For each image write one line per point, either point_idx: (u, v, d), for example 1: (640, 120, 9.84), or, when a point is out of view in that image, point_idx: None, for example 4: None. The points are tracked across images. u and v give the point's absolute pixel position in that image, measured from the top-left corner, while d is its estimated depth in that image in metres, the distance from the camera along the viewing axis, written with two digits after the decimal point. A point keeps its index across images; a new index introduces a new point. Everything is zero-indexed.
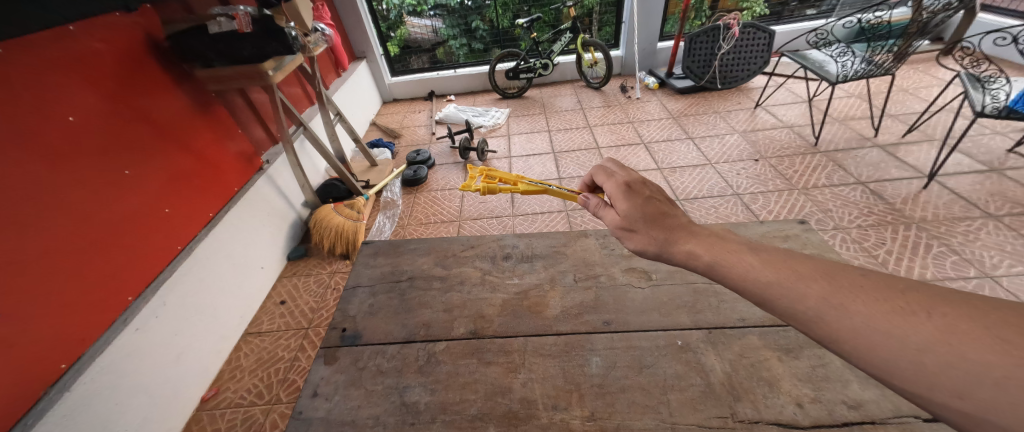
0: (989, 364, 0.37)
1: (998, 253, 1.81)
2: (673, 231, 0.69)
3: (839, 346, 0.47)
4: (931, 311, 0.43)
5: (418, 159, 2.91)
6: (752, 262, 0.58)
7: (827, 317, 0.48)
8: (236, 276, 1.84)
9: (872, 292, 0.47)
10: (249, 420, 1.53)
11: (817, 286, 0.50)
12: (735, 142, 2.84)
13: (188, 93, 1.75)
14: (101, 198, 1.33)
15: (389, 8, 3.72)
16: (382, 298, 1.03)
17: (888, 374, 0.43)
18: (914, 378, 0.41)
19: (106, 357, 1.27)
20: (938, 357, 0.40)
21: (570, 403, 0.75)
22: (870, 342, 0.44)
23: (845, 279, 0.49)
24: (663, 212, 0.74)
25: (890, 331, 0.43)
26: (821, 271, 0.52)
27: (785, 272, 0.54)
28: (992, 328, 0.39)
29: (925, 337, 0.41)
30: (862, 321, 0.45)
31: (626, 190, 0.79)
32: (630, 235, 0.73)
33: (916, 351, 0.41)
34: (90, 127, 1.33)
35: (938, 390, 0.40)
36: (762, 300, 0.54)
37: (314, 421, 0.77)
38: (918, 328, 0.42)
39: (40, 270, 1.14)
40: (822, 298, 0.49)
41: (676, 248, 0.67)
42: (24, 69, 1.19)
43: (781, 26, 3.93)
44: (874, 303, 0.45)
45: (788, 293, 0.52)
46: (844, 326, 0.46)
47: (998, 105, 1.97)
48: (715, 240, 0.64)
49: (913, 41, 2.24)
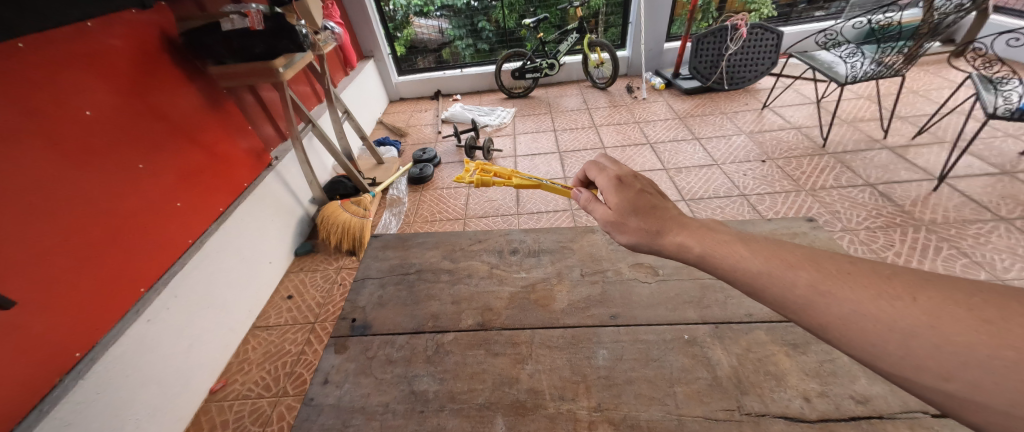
0: (972, 345, 0.38)
1: (1009, 256, 1.79)
2: (664, 222, 0.70)
3: (827, 333, 0.47)
4: (917, 295, 0.43)
5: (424, 158, 2.95)
6: (743, 253, 0.57)
7: (816, 305, 0.48)
8: (244, 270, 1.86)
9: (861, 278, 0.47)
10: (257, 412, 1.54)
11: (807, 273, 0.50)
12: (742, 142, 2.83)
13: (200, 89, 1.78)
14: (115, 189, 1.35)
15: (396, 8, 3.76)
16: (391, 290, 1.05)
17: (877, 359, 0.44)
18: (902, 362, 0.42)
19: (120, 346, 1.29)
20: (924, 340, 0.41)
21: (577, 394, 0.75)
22: (859, 329, 0.44)
23: (833, 266, 0.50)
24: (654, 204, 0.74)
25: (878, 315, 0.44)
26: (810, 260, 0.52)
27: (776, 261, 0.54)
28: (977, 310, 0.40)
29: (912, 320, 0.42)
30: (850, 307, 0.45)
31: (617, 184, 0.79)
32: (622, 228, 0.73)
33: (901, 335, 0.42)
34: (106, 120, 1.36)
35: (925, 372, 0.40)
36: (754, 291, 0.54)
37: (325, 408, 0.79)
38: (904, 311, 0.42)
39: (52, 262, 1.16)
40: (811, 286, 0.49)
41: (667, 240, 0.67)
42: (44, 64, 1.22)
43: (790, 27, 3.90)
44: (862, 290, 0.46)
45: (779, 281, 0.52)
46: (834, 313, 0.46)
47: (1010, 107, 1.93)
48: (707, 232, 0.64)
49: (925, 42, 2.20)
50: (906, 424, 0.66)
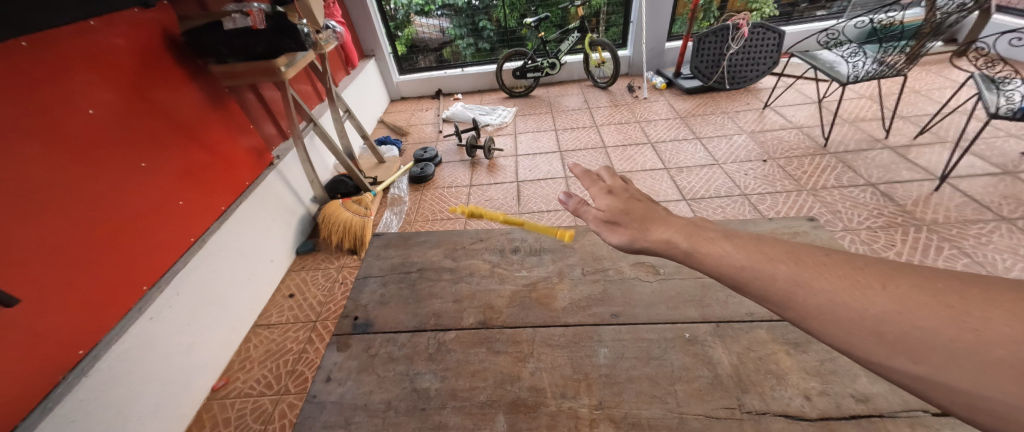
0: (938, 329, 0.40)
1: (1010, 256, 1.79)
2: (652, 222, 0.70)
3: (807, 324, 0.49)
4: (887, 283, 0.45)
5: (426, 157, 2.96)
6: (729, 249, 0.58)
7: (795, 296, 0.49)
8: (246, 269, 1.87)
9: (834, 268, 0.49)
10: (258, 410, 1.55)
11: (786, 266, 0.52)
12: (743, 142, 2.83)
13: (202, 88, 1.78)
14: (118, 187, 1.36)
15: (396, 7, 3.76)
16: (392, 288, 1.05)
17: (854, 348, 0.45)
18: (875, 348, 0.43)
19: (123, 344, 1.30)
20: (895, 327, 0.43)
21: (578, 392, 0.76)
22: (835, 318, 0.46)
23: (810, 259, 0.52)
24: (645, 209, 0.74)
25: (853, 304, 0.45)
26: (789, 253, 0.54)
27: (757, 256, 0.55)
28: (943, 297, 0.42)
29: (883, 307, 0.44)
30: (826, 298, 0.47)
31: (608, 193, 0.79)
32: (613, 229, 0.72)
33: (874, 322, 0.44)
34: (109, 119, 1.36)
35: (897, 358, 0.42)
36: (739, 285, 0.55)
37: (327, 405, 0.79)
38: (875, 299, 0.44)
39: (56, 260, 1.17)
40: (789, 278, 0.51)
41: (653, 236, 0.67)
42: (47, 63, 1.22)
43: (791, 26, 3.89)
44: (836, 280, 0.47)
45: (759, 275, 0.53)
46: (811, 304, 0.48)
47: (1012, 107, 1.93)
48: (692, 229, 0.65)
49: (927, 42, 2.19)
50: (906, 423, 0.66)
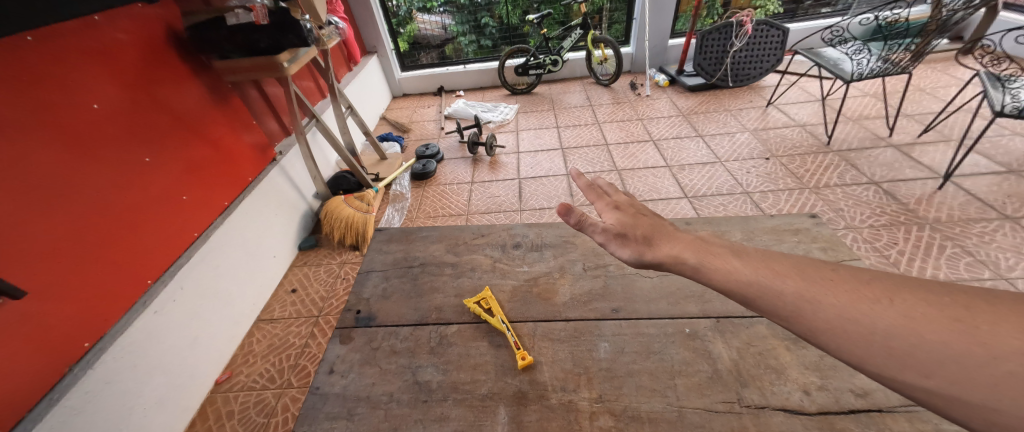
0: (947, 343, 0.41)
1: (1013, 254, 1.78)
2: (660, 238, 0.71)
3: (816, 338, 0.49)
4: (894, 297, 0.47)
5: (428, 154, 2.96)
6: (736, 265, 0.59)
7: (804, 310, 0.50)
8: (249, 263, 1.88)
9: (842, 284, 0.51)
10: (261, 404, 1.56)
11: (793, 281, 0.53)
12: (745, 140, 2.82)
13: (205, 84, 1.79)
14: (122, 182, 1.37)
15: (399, 4, 3.75)
16: (395, 282, 1.06)
17: (864, 361, 0.45)
18: (887, 362, 0.44)
19: (127, 337, 1.31)
20: (904, 341, 0.43)
21: (578, 385, 0.76)
22: (844, 332, 0.47)
23: (817, 274, 0.53)
24: (652, 224, 0.75)
25: (861, 318, 0.46)
26: (796, 269, 0.55)
27: (764, 271, 0.56)
28: (948, 310, 0.43)
29: (891, 322, 0.45)
30: (835, 312, 0.48)
31: (615, 209, 0.80)
32: (621, 242, 0.72)
33: (882, 335, 0.45)
34: (112, 114, 1.37)
35: (908, 371, 0.42)
36: (747, 301, 0.55)
37: (331, 396, 0.80)
38: (883, 313, 0.45)
39: (61, 253, 1.18)
40: (797, 293, 0.51)
41: (660, 253, 0.68)
42: (51, 58, 1.23)
43: (795, 23, 3.87)
44: (843, 295, 0.49)
45: (768, 290, 0.54)
46: (820, 319, 0.49)
47: (1017, 105, 1.91)
48: (701, 245, 0.65)
49: (933, 39, 2.18)
50: (905, 417, 0.66)
